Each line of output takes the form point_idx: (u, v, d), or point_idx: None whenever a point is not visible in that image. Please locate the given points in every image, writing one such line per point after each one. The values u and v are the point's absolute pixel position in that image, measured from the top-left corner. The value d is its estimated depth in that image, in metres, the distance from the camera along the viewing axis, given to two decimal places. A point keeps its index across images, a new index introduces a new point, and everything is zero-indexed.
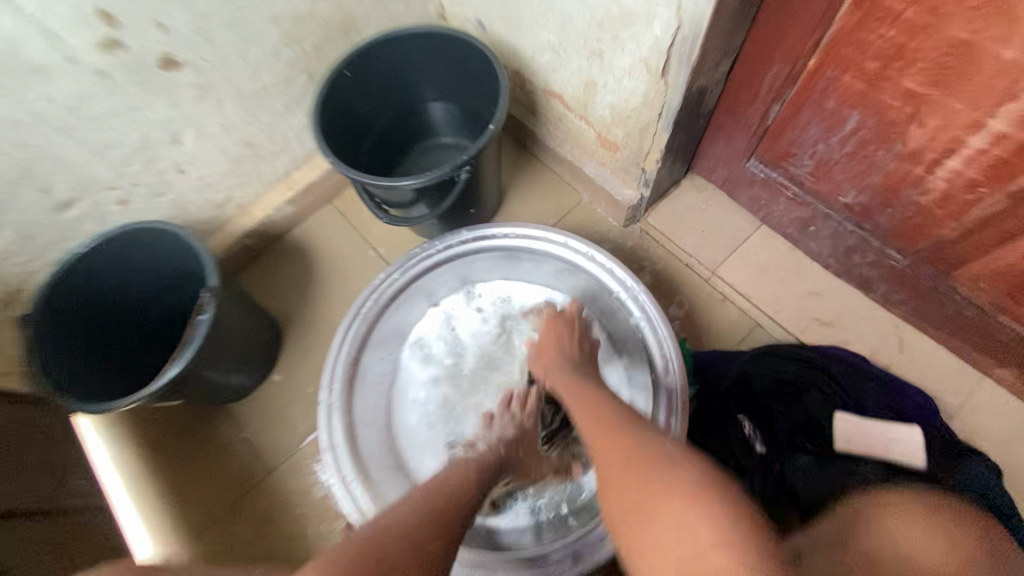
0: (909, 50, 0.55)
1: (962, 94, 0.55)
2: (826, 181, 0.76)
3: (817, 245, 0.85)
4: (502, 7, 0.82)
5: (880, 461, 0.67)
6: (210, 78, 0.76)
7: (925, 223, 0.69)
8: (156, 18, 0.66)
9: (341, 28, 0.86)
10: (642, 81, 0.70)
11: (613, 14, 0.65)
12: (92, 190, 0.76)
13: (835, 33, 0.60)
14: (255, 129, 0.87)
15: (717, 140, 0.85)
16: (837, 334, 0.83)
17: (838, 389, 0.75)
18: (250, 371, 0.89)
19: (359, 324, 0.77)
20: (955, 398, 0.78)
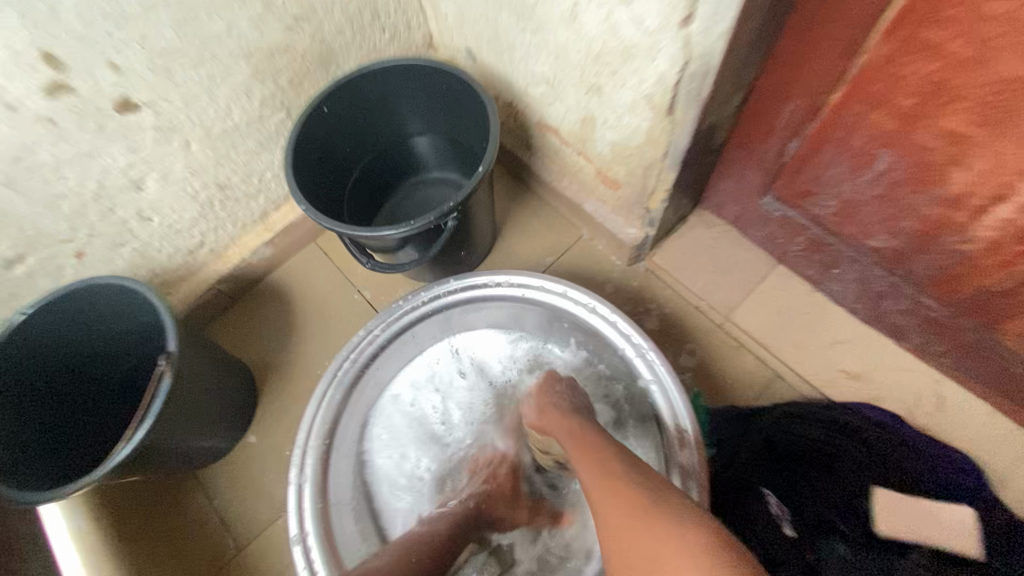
0: (953, 84, 0.48)
1: (1017, 135, 0.47)
2: (851, 222, 0.68)
3: (841, 288, 0.78)
4: (491, 37, 0.76)
5: (931, 548, 0.59)
6: (174, 120, 0.70)
7: (969, 272, 0.61)
8: (108, 58, 0.60)
9: (319, 61, 0.80)
10: (646, 118, 0.63)
11: (612, 47, 0.59)
12: (44, 244, 0.69)
13: (865, 65, 0.53)
14: (227, 170, 0.81)
15: (728, 176, 0.78)
16: (867, 387, 0.75)
17: (877, 457, 0.66)
18: (221, 435, 0.81)
19: (336, 395, 0.69)
20: (1003, 463, 0.69)
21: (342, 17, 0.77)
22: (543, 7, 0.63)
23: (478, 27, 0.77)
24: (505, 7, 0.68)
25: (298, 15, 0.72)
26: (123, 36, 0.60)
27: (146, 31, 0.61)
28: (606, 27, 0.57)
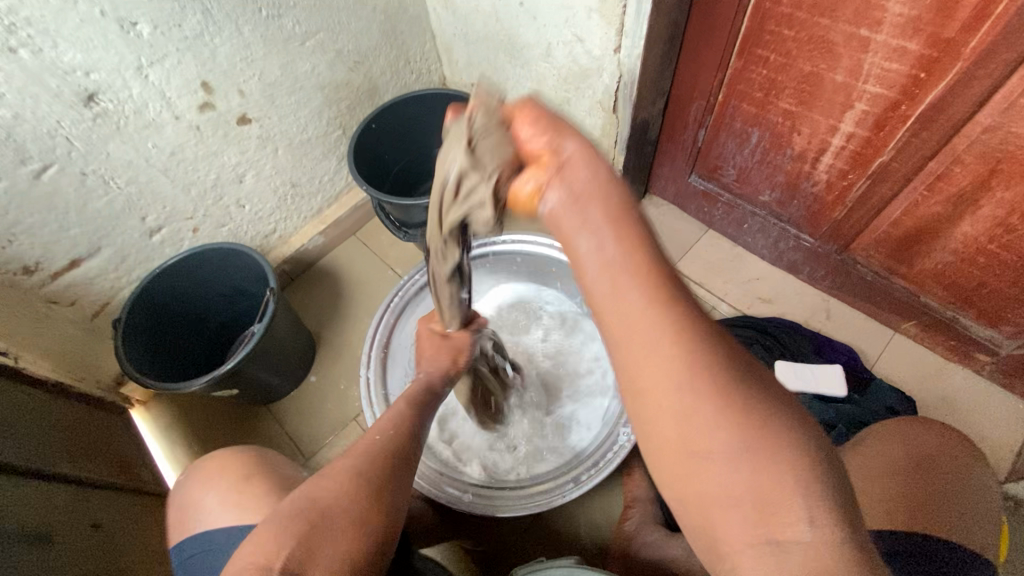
0: (780, 81, 0.79)
1: (820, 109, 0.78)
2: (747, 185, 0.98)
3: (752, 239, 1.07)
4: (491, 73, 1.08)
5: (813, 394, 0.86)
6: (271, 132, 0.99)
7: (822, 208, 0.91)
8: (237, 86, 0.89)
9: (367, 94, 1.11)
10: (600, 118, 0.94)
11: (575, 70, 0.90)
12: (175, 220, 0.95)
13: (732, 75, 0.84)
14: (299, 172, 1.09)
15: (665, 163, 1.09)
16: (776, 308, 1.03)
17: (777, 344, 0.93)
18: (290, 371, 1.05)
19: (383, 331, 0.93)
20: (873, 350, 0.96)
21: (385, 63, 1.09)
22: (528, 49, 0.94)
23: (481, 67, 1.09)
24: (502, 51, 1.00)
25: (357, 61, 1.03)
26: (250, 73, 0.90)
27: (263, 69, 0.91)
28: (569, 59, 0.89)
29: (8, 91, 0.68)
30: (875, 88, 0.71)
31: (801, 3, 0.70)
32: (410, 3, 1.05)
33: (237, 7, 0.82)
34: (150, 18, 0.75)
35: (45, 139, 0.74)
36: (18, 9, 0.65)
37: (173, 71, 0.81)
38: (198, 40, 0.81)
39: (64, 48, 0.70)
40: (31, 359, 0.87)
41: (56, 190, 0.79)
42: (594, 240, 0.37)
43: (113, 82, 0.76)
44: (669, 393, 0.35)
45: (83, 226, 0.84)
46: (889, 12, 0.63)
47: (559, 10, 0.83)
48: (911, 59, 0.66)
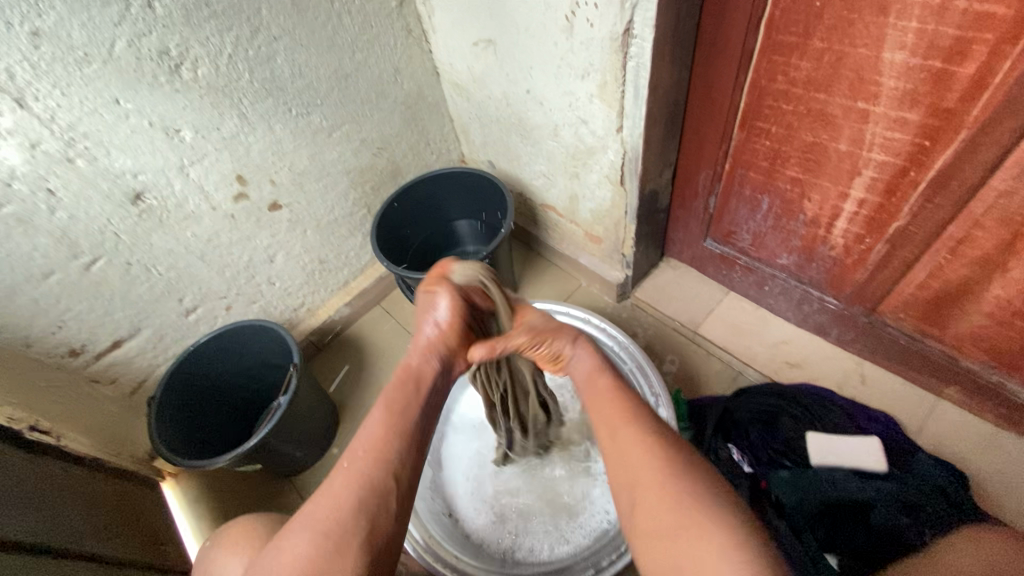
0: (783, 151, 0.80)
1: (827, 176, 0.78)
2: (763, 249, 0.98)
3: (775, 301, 1.04)
4: (505, 151, 1.13)
5: (852, 468, 0.80)
6: (300, 215, 1.05)
7: (843, 271, 0.88)
8: (269, 177, 0.97)
9: (390, 175, 1.18)
10: (609, 190, 0.97)
11: (582, 147, 0.94)
12: (210, 300, 1.01)
13: (736, 146, 0.86)
14: (326, 250, 1.15)
15: (679, 228, 1.09)
16: (805, 373, 0.99)
17: (807, 412, 0.88)
18: (313, 444, 1.06)
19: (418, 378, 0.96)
20: (916, 418, 0.90)
21: (406, 146, 1.16)
22: (537, 130, 0.99)
23: (496, 146, 1.15)
24: (513, 132, 1.06)
25: (379, 147, 1.11)
26: (281, 165, 0.97)
27: (293, 160, 0.98)
28: (576, 137, 0.93)
29: (65, 195, 0.77)
30: (881, 156, 0.71)
31: (795, 80, 0.71)
32: (428, 92, 1.13)
33: (269, 110, 0.91)
34: (193, 125, 0.83)
35: (95, 235, 0.82)
36: (77, 126, 0.73)
37: (211, 168, 0.89)
38: (234, 140, 0.89)
39: (116, 156, 0.78)
40: (72, 438, 0.89)
41: (104, 279, 0.86)
42: (585, 371, 0.64)
43: (158, 181, 0.84)
44: (641, 469, 0.51)
45: (125, 309, 0.91)
46: (884, 86, 0.64)
47: (563, 95, 0.87)
48: (912, 128, 0.66)
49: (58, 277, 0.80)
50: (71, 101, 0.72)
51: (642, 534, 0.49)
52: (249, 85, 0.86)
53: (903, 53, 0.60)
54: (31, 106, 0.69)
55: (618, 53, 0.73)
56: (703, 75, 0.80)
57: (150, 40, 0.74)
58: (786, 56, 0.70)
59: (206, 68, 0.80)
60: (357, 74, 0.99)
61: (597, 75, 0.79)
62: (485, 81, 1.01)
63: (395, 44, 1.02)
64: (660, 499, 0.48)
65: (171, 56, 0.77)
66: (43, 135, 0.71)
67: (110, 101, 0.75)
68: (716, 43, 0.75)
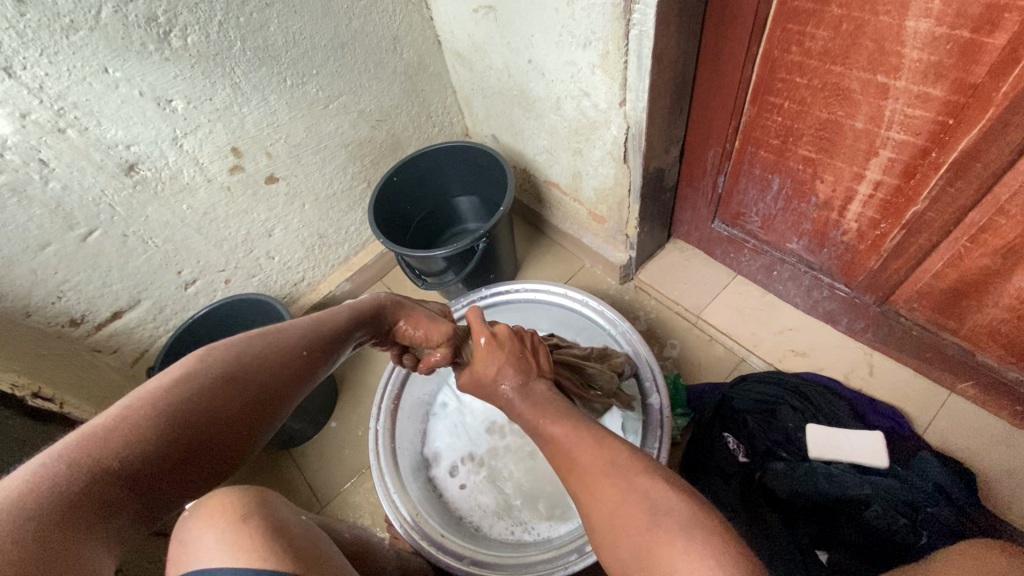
0: (796, 128, 0.75)
1: (842, 157, 0.73)
2: (773, 232, 0.93)
3: (783, 287, 1.00)
4: (508, 125, 1.09)
5: (851, 463, 0.78)
6: (297, 188, 1.04)
7: (855, 258, 0.84)
8: (265, 149, 0.95)
9: (390, 149, 1.15)
10: (612, 167, 0.93)
11: (584, 122, 0.89)
12: (208, 272, 1.02)
13: (746, 122, 0.81)
14: (326, 224, 1.14)
15: (686, 208, 1.05)
16: (811, 362, 0.95)
17: (808, 403, 0.85)
18: (311, 416, 1.07)
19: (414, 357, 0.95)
20: (924, 413, 0.87)
21: (406, 119, 1.13)
22: (540, 103, 0.95)
23: (499, 120, 1.11)
24: (516, 105, 1.02)
25: (379, 119, 1.08)
26: (276, 137, 0.95)
27: (289, 131, 0.96)
28: (578, 111, 0.88)
29: (58, 166, 0.76)
30: (900, 135, 0.66)
31: (811, 51, 0.66)
32: (430, 62, 1.10)
33: (263, 79, 0.88)
34: (184, 95, 0.82)
35: (90, 206, 0.82)
36: (66, 95, 0.73)
37: (205, 139, 0.87)
38: (227, 111, 0.87)
39: (107, 126, 0.78)
40: (75, 406, 0.92)
41: (101, 250, 0.86)
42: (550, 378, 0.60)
43: (151, 153, 0.83)
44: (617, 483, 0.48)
45: (124, 281, 0.92)
46: (907, 58, 0.59)
47: (564, 65, 0.83)
48: (935, 105, 0.61)
49: (54, 248, 0.81)
50: (58, 70, 0.70)
51: (603, 522, 0.47)
52: (241, 54, 0.84)
53: (929, 21, 0.55)
54: (18, 74, 0.68)
55: (621, 21, 0.69)
56: (714, 45, 0.75)
57: (136, 6, 0.72)
58: (802, 24, 0.65)
59: (195, 36, 0.78)
60: (354, 43, 0.96)
61: (600, 44, 0.74)
62: (487, 51, 0.97)
63: (394, 11, 0.98)
64: (625, 491, 0.47)
65: (159, 23, 0.75)
66: (32, 105, 0.71)
67: (99, 70, 0.73)
68: (728, 10, 0.69)
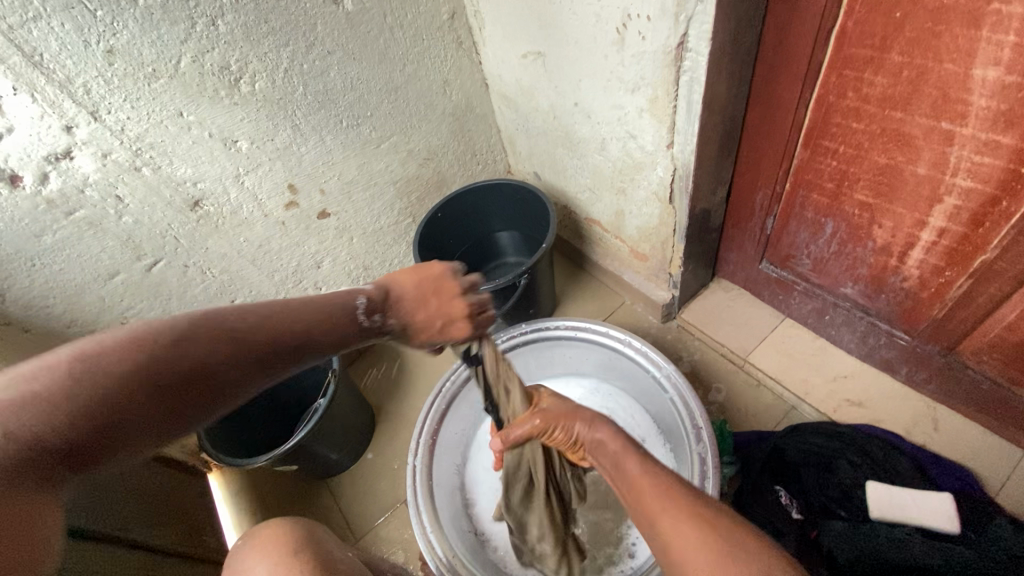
0: (852, 172, 0.73)
1: (902, 202, 0.71)
2: (825, 275, 0.90)
3: (836, 332, 0.96)
4: (552, 163, 1.11)
5: (917, 526, 0.73)
6: (347, 223, 1.08)
7: (917, 305, 0.80)
8: (320, 186, 0.99)
9: (436, 185, 1.18)
10: (657, 208, 0.92)
11: (630, 163, 0.90)
12: (259, 302, 1.05)
13: (798, 165, 0.80)
14: (371, 257, 1.17)
15: (732, 248, 1.03)
16: (867, 413, 0.90)
17: (867, 459, 0.81)
18: (350, 447, 1.08)
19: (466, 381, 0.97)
20: (997, 474, 0.80)
21: (452, 157, 1.17)
22: (584, 143, 0.96)
23: (543, 158, 1.13)
24: (560, 144, 1.03)
25: (426, 158, 1.12)
26: (331, 174, 1.00)
27: (342, 169, 1.00)
28: (624, 152, 0.89)
29: (132, 202, 0.82)
30: (967, 182, 0.63)
31: (869, 97, 0.65)
32: (477, 104, 1.13)
33: (322, 121, 0.93)
34: (249, 136, 0.87)
35: (157, 238, 0.87)
36: (144, 137, 0.78)
37: (265, 177, 0.92)
38: (287, 150, 0.92)
39: (178, 165, 0.83)
40: None
41: (163, 280, 0.91)
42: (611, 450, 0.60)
43: (216, 190, 0.88)
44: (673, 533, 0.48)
45: (182, 309, 0.96)
46: (974, 105, 0.58)
47: (611, 109, 0.84)
48: (1006, 153, 0.58)
49: (122, 277, 0.86)
50: (139, 114, 0.76)
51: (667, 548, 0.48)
52: (303, 98, 0.89)
53: (999, 69, 0.54)
54: (104, 118, 0.74)
55: (671, 67, 0.70)
56: (765, 90, 0.74)
57: (212, 56, 0.77)
58: (859, 71, 0.64)
59: (263, 82, 0.83)
60: (407, 87, 1.00)
61: (648, 89, 0.75)
62: (533, 93, 0.99)
63: (446, 56, 1.03)
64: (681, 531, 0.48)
65: (231, 71, 0.80)
66: (114, 145, 0.76)
67: (175, 114, 0.79)
68: (780, 56, 0.70)
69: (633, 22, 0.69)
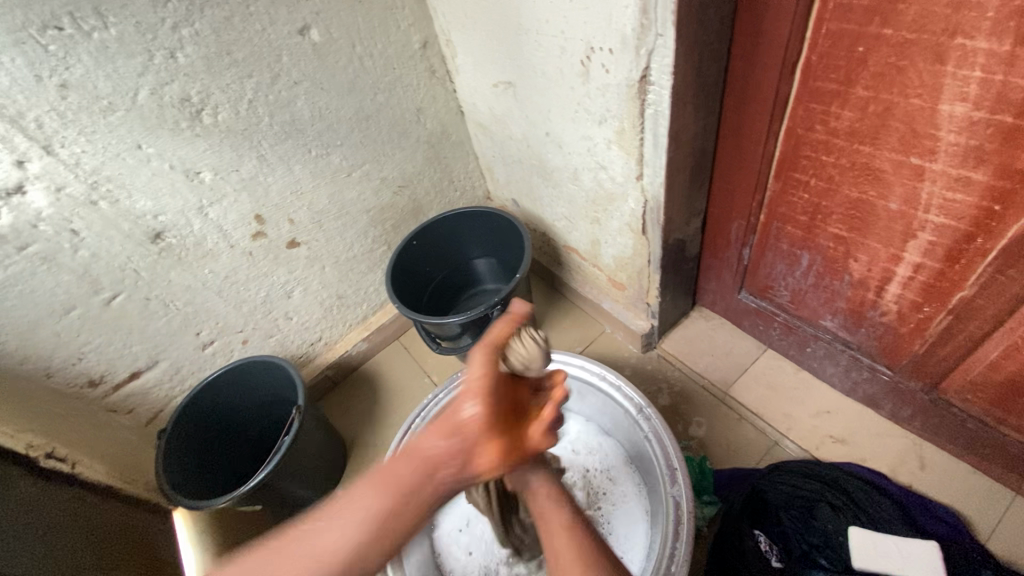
0: (825, 205, 0.71)
1: (876, 237, 0.69)
2: (804, 307, 0.87)
3: (818, 364, 0.93)
4: (528, 190, 1.09)
5: None
6: (318, 252, 1.05)
7: (897, 340, 0.77)
8: (288, 216, 0.97)
9: (411, 212, 1.17)
10: (631, 238, 0.90)
11: (602, 193, 0.88)
12: (226, 333, 1.03)
13: (771, 197, 0.78)
14: (345, 285, 1.15)
15: (710, 277, 1.01)
16: (851, 451, 0.87)
17: (850, 502, 0.77)
18: (319, 483, 1.04)
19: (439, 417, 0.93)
20: (986, 518, 0.77)
21: (428, 184, 1.15)
22: (557, 172, 0.95)
23: (519, 185, 1.11)
24: (535, 173, 1.02)
25: (400, 185, 1.10)
26: (300, 204, 0.98)
27: (312, 199, 0.99)
28: (596, 182, 0.87)
29: (88, 235, 0.79)
30: (940, 219, 0.61)
31: (837, 130, 0.63)
32: (452, 131, 1.12)
33: (289, 151, 0.91)
34: (212, 167, 0.85)
35: (116, 272, 0.85)
36: (100, 170, 0.76)
37: (230, 208, 0.90)
38: (253, 181, 0.90)
39: (137, 198, 0.81)
40: (88, 467, 0.90)
41: (123, 313, 0.88)
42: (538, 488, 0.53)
43: (178, 222, 0.86)
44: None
45: (143, 342, 0.93)
46: (943, 141, 0.56)
47: (581, 139, 0.83)
48: (978, 190, 0.56)
49: (78, 311, 0.83)
50: (95, 147, 0.74)
51: None
52: (269, 128, 0.87)
53: (965, 105, 0.52)
54: (57, 152, 0.72)
55: (635, 100, 0.68)
56: (734, 121, 0.73)
57: (172, 89, 0.76)
58: (826, 104, 0.62)
59: (226, 113, 0.82)
60: (378, 115, 0.99)
61: (615, 121, 0.74)
62: (506, 121, 0.98)
63: (418, 85, 1.02)
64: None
65: (192, 103, 0.78)
66: (68, 179, 0.75)
67: (133, 146, 0.77)
68: (746, 89, 0.68)
69: (596, 55, 0.68)
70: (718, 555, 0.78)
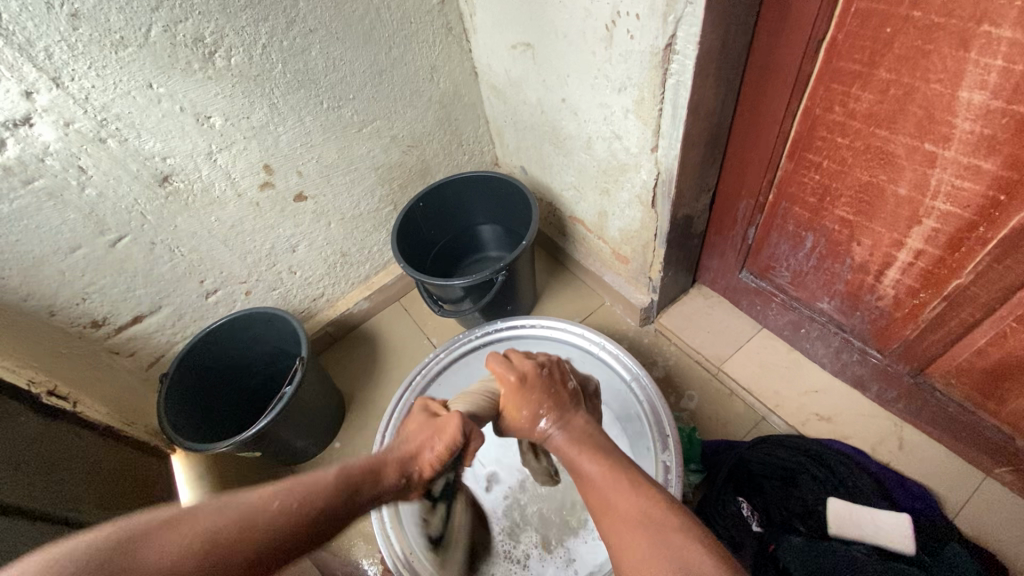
0: (834, 187, 0.72)
1: (881, 221, 0.70)
2: (803, 289, 0.89)
3: (811, 345, 0.96)
4: (538, 159, 1.09)
5: (873, 545, 0.74)
6: (325, 207, 1.05)
7: (890, 325, 0.80)
8: (296, 168, 0.96)
9: (419, 173, 1.16)
10: (640, 211, 0.91)
11: (614, 164, 0.88)
12: (230, 284, 1.03)
13: (782, 176, 0.79)
14: (349, 243, 1.15)
15: (713, 255, 1.02)
16: (835, 429, 0.90)
17: (830, 475, 0.81)
18: (317, 434, 1.06)
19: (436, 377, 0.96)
20: (956, 497, 0.81)
21: (438, 146, 1.14)
22: (570, 141, 0.95)
23: (530, 152, 1.11)
24: (547, 141, 1.01)
25: (410, 145, 1.09)
26: (309, 156, 0.97)
27: (321, 152, 0.98)
28: (609, 153, 0.87)
29: (96, 174, 0.79)
30: (946, 206, 0.63)
31: (855, 112, 0.64)
32: (464, 93, 1.11)
33: (301, 101, 0.90)
34: (223, 112, 0.84)
35: (123, 214, 0.84)
36: (110, 107, 0.75)
37: (239, 156, 0.89)
38: (264, 129, 0.89)
39: (146, 138, 0.80)
40: (88, 406, 0.90)
41: (128, 256, 0.88)
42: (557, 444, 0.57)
43: (186, 166, 0.85)
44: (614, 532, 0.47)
45: (147, 287, 0.93)
46: (958, 128, 0.56)
47: (598, 107, 0.82)
48: (985, 179, 0.58)
49: (83, 251, 0.83)
50: (105, 83, 0.73)
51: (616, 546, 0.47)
52: (281, 76, 0.86)
53: (984, 93, 0.53)
54: (66, 85, 0.70)
55: (658, 69, 0.68)
56: (753, 97, 0.73)
57: (185, 27, 0.74)
58: (846, 85, 0.63)
59: (239, 57, 0.80)
60: (392, 71, 0.97)
61: (635, 89, 0.74)
62: (522, 85, 0.97)
63: (435, 42, 1.00)
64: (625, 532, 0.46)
65: (205, 44, 0.77)
66: (77, 115, 0.73)
67: (143, 85, 0.76)
68: (770, 65, 0.68)
69: (623, 20, 0.67)
70: (701, 519, 0.82)
